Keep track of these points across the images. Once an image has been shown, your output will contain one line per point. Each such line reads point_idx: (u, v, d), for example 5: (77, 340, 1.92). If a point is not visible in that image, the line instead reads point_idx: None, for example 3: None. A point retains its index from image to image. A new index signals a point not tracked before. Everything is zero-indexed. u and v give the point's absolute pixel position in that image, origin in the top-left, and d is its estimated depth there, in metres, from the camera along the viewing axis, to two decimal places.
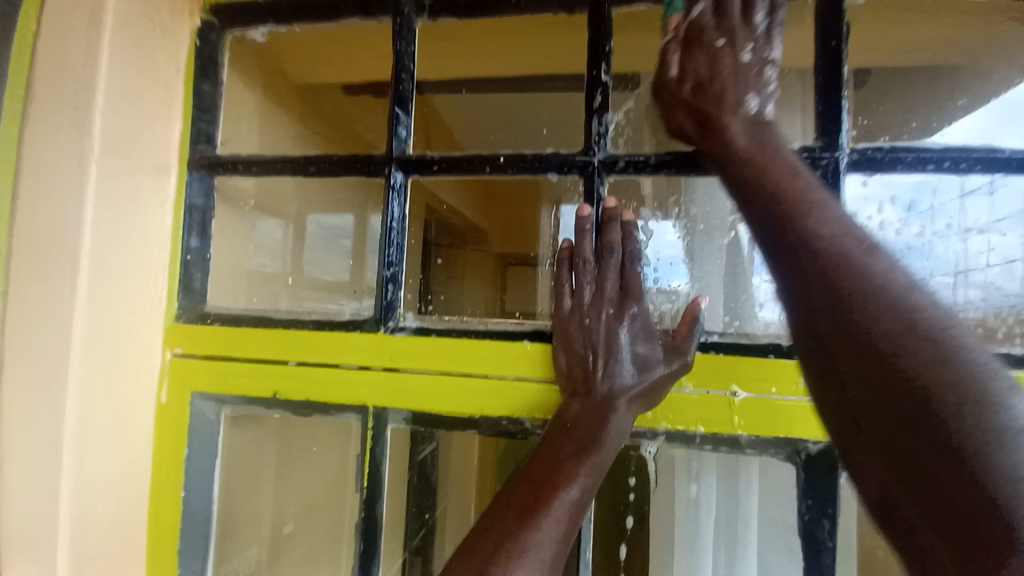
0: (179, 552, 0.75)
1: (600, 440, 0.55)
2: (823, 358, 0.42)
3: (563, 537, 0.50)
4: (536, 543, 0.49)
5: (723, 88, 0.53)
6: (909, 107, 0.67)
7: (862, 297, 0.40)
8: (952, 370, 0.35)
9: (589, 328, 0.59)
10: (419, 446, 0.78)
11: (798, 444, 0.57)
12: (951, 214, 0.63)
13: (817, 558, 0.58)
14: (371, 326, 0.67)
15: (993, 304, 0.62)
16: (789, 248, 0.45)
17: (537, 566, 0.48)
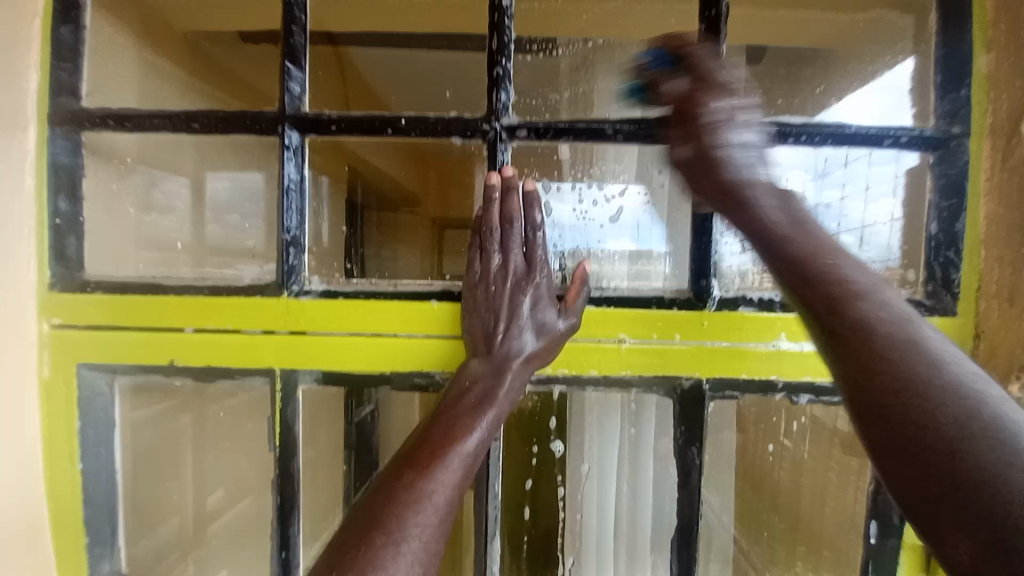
0: (83, 529, 0.73)
1: (496, 397, 0.60)
2: (872, 427, 0.38)
3: (458, 485, 0.53)
4: (432, 492, 0.51)
5: (739, 166, 0.58)
6: (784, 86, 0.74)
7: (914, 371, 0.37)
8: (1016, 454, 0.32)
9: (493, 295, 0.63)
10: (356, 408, 0.80)
11: (674, 381, 0.64)
12: (837, 179, 0.71)
13: (688, 476, 0.66)
14: (274, 290, 0.66)
15: (870, 255, 0.72)
16: (826, 304, 0.44)
17: (432, 510, 0.50)
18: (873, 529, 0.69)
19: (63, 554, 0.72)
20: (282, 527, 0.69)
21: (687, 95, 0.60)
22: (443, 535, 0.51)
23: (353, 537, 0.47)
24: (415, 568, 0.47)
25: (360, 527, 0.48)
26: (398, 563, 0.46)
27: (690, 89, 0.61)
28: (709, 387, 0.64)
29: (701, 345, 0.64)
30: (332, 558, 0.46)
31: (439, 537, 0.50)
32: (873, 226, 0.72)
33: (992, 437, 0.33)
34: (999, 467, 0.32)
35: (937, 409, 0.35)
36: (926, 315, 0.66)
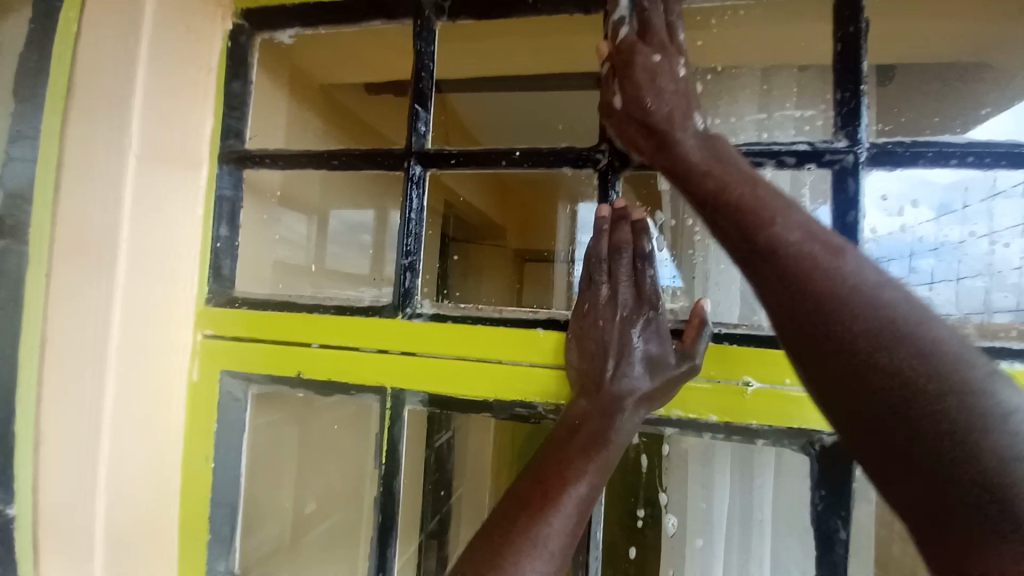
0: (207, 525, 0.79)
1: (607, 440, 0.56)
2: (799, 358, 0.41)
3: (572, 531, 0.51)
4: (545, 536, 0.49)
5: (670, 109, 0.54)
6: (927, 104, 0.66)
7: (820, 282, 0.41)
8: (901, 344, 0.37)
9: (602, 329, 0.61)
10: (436, 434, 0.81)
11: (812, 434, 0.57)
12: (983, 213, 0.62)
13: (829, 547, 0.57)
14: (391, 312, 0.70)
15: None
16: (738, 228, 0.46)
17: (546, 558, 0.48)
18: None
19: (190, 547, 0.79)
20: (382, 545, 0.69)
21: (621, 47, 0.57)
22: None
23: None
24: None
25: (478, 566, 0.48)
26: None
27: (635, 42, 0.57)
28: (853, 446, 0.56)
29: None
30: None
31: None
32: None
33: (947, 393, 0.34)
34: (955, 421, 0.34)
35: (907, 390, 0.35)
36: None
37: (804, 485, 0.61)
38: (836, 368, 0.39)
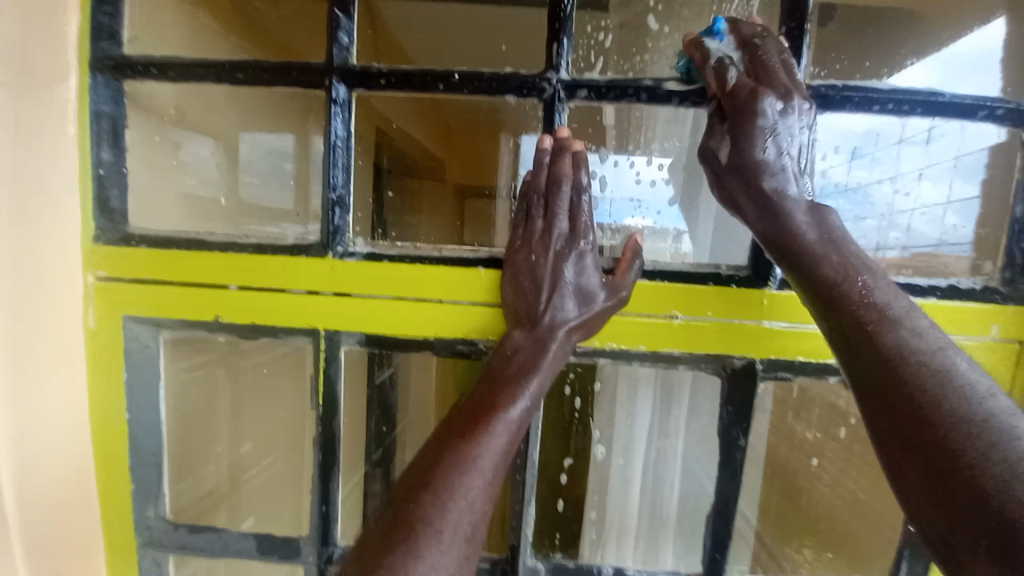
0: (130, 473, 0.74)
1: (540, 367, 0.57)
2: (881, 424, 0.45)
3: (504, 451, 0.53)
4: (479, 457, 0.51)
5: (776, 182, 0.54)
6: (858, 51, 0.69)
7: (909, 367, 0.45)
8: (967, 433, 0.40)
9: (535, 262, 0.60)
10: (378, 370, 0.82)
11: (726, 359, 0.62)
12: (887, 160, 0.67)
13: (731, 454, 0.64)
14: (318, 251, 0.64)
15: (912, 243, 0.68)
16: (842, 307, 0.50)
17: (480, 476, 0.50)
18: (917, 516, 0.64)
19: (112, 498, 0.75)
20: (323, 480, 0.70)
21: (735, 88, 0.54)
22: (490, 500, 0.51)
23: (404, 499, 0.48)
24: (463, 530, 0.47)
25: (414, 487, 0.49)
26: (448, 523, 0.47)
27: (746, 82, 0.54)
28: (762, 368, 0.62)
29: (757, 325, 0.61)
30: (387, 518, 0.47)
31: (488, 501, 0.50)
32: (911, 213, 0.68)
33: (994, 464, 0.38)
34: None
35: (975, 468, 0.39)
36: (1000, 304, 0.60)
37: (716, 403, 0.67)
38: (914, 441, 0.42)
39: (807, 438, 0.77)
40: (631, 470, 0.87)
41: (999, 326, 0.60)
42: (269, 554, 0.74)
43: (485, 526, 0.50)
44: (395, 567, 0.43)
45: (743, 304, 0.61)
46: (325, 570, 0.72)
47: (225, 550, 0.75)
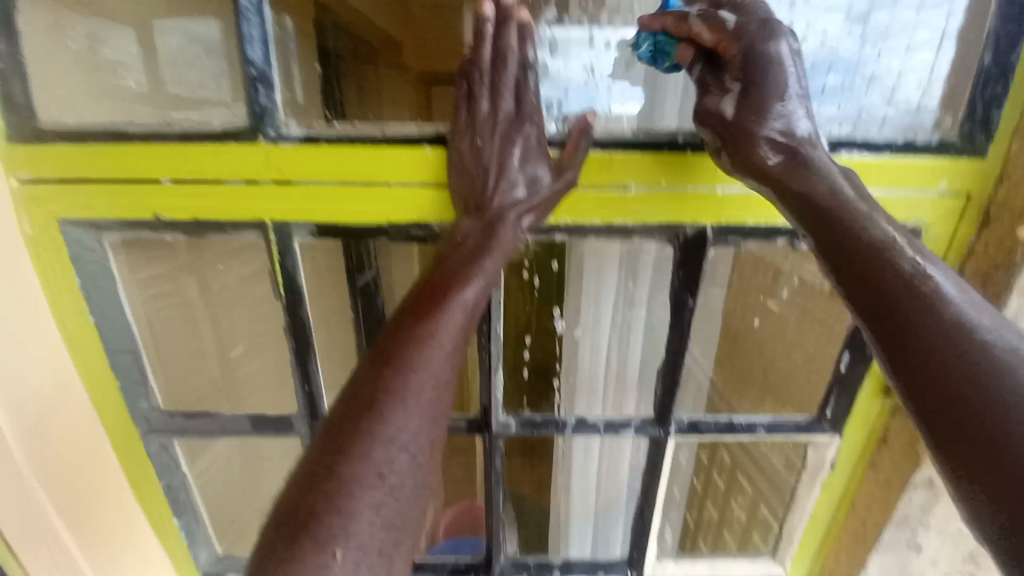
0: (114, 373, 0.78)
1: (495, 245, 0.57)
2: (909, 391, 0.44)
3: (461, 330, 0.54)
4: (436, 335, 0.52)
5: (796, 148, 0.53)
6: None
7: (932, 336, 0.43)
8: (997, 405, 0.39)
9: (480, 148, 0.57)
10: (357, 274, 0.79)
11: (678, 228, 0.63)
12: (876, 19, 0.61)
13: (681, 315, 0.69)
14: (249, 136, 0.59)
15: (889, 116, 0.61)
16: (869, 281, 0.47)
17: (438, 353, 0.52)
18: (846, 357, 0.73)
19: (104, 396, 0.79)
20: (300, 363, 0.73)
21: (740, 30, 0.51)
22: (450, 375, 0.53)
23: (368, 372, 0.50)
24: (426, 401, 0.50)
25: (374, 368, 0.50)
26: (410, 396, 0.49)
27: (731, 62, 0.53)
28: (712, 234, 0.63)
29: (710, 191, 0.61)
30: (354, 390, 0.50)
31: (449, 375, 0.53)
32: (895, 82, 0.62)
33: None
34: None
35: (1004, 439, 0.38)
36: (952, 157, 0.59)
37: (664, 273, 0.74)
38: (942, 406, 0.42)
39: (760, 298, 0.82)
40: (599, 342, 0.91)
41: (947, 180, 0.60)
42: (264, 429, 0.82)
43: (447, 393, 0.53)
44: (363, 434, 0.46)
45: (696, 170, 0.60)
46: None
47: (223, 430, 0.82)
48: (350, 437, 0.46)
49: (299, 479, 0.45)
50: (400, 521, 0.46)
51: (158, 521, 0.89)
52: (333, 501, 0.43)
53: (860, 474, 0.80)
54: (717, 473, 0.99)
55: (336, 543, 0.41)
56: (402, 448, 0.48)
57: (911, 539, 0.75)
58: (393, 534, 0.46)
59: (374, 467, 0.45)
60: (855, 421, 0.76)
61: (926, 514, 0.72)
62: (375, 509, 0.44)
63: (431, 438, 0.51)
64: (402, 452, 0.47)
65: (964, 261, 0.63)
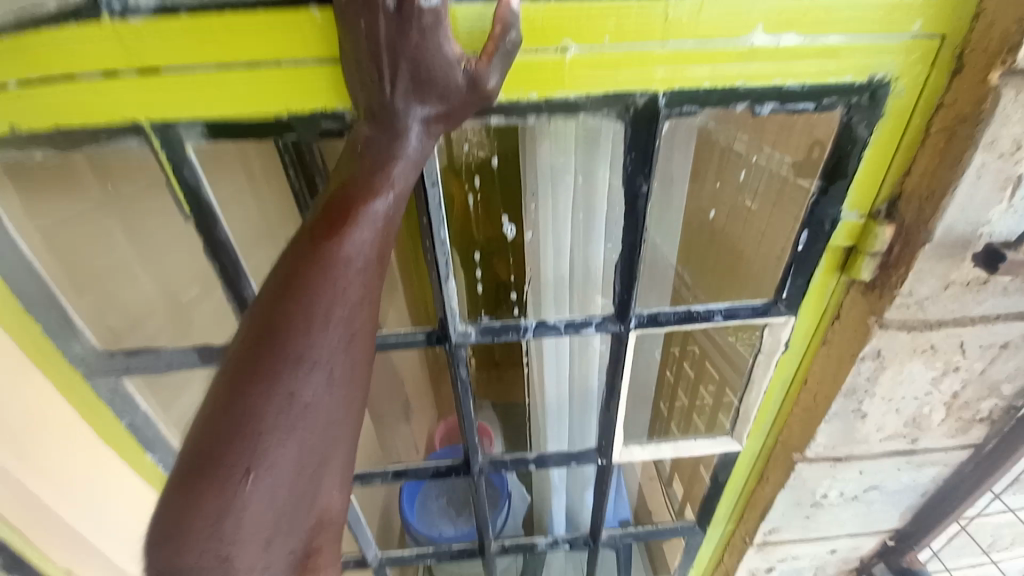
0: (32, 316, 0.72)
1: (399, 157, 0.49)
2: None
3: (375, 247, 0.49)
4: (344, 257, 0.47)
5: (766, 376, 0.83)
6: None
7: None
8: None
9: (367, 36, 0.44)
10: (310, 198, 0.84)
11: (627, 99, 0.55)
12: None
13: (635, 204, 0.64)
14: (88, 10, 0.47)
15: None
16: None
17: (348, 276, 0.47)
18: (803, 237, 0.69)
19: (31, 341, 0.74)
20: (234, 290, 0.68)
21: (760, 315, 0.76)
22: (368, 297, 0.49)
23: (269, 302, 0.46)
24: (338, 328, 0.47)
25: (278, 296, 0.46)
26: (319, 324, 0.46)
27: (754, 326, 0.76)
28: (664, 103, 0.56)
29: (661, 48, 0.52)
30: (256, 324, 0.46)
31: (364, 298, 0.49)
32: None
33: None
34: None
35: None
36: None
37: (603, 165, 0.73)
38: None
39: (714, 180, 0.81)
40: (564, 246, 0.83)
41: (926, 18, 0.53)
42: (216, 361, 0.79)
43: (366, 316, 0.50)
44: (272, 364, 0.45)
45: (644, 22, 0.51)
46: None
47: (171, 366, 0.79)
48: (255, 373, 0.45)
49: (209, 412, 0.45)
50: (317, 446, 0.48)
51: (134, 457, 0.89)
52: (243, 430, 0.44)
53: (813, 350, 0.82)
54: (688, 361, 1.05)
55: (249, 465, 0.44)
56: (311, 376, 0.46)
57: (858, 405, 0.79)
58: (312, 452, 0.47)
59: (280, 402, 0.45)
60: (812, 300, 0.75)
61: (873, 378, 0.76)
62: (285, 438, 0.46)
63: (347, 362, 0.48)
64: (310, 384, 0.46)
65: (933, 116, 0.58)
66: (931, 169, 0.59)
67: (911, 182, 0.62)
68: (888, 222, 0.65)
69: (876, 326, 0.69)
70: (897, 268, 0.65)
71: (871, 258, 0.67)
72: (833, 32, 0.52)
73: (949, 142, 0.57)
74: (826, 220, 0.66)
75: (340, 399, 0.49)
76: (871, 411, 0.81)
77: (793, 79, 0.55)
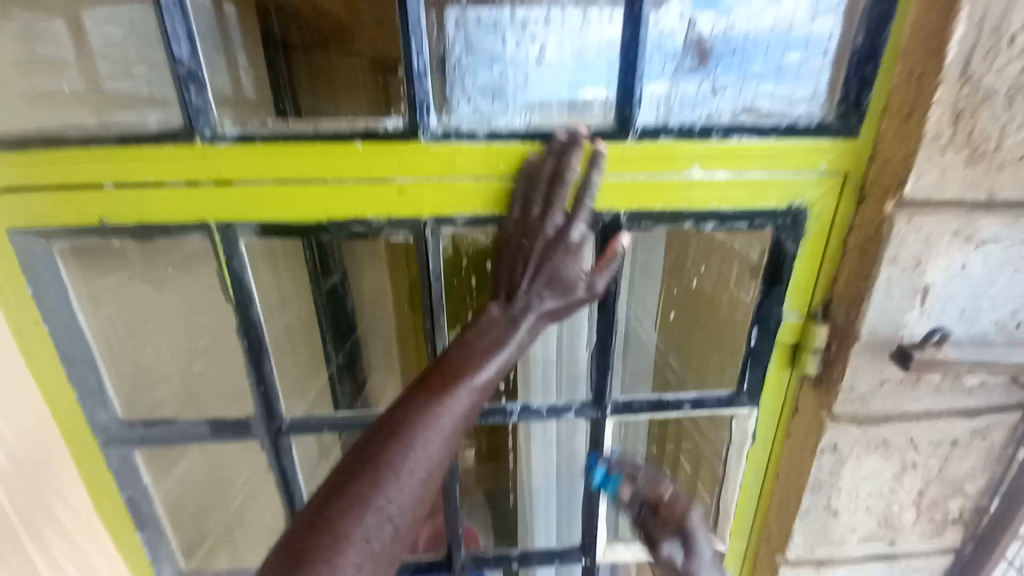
0: (69, 379, 0.80)
1: (508, 342, 0.65)
2: None
3: (465, 416, 0.61)
4: (442, 418, 0.59)
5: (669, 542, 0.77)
6: None
7: None
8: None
9: (526, 250, 0.65)
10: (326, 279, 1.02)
11: (597, 215, 0.69)
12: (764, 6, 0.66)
13: (605, 297, 0.76)
14: (186, 137, 0.62)
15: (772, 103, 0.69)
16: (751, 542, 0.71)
17: (440, 434, 0.58)
18: (754, 333, 0.79)
19: (61, 403, 0.81)
20: (254, 364, 0.77)
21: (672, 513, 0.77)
22: (449, 456, 0.60)
23: (380, 440, 0.56)
24: (419, 477, 0.56)
25: (384, 437, 0.56)
26: (409, 469, 0.55)
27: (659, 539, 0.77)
28: (626, 219, 0.69)
29: (622, 178, 0.67)
30: (357, 454, 0.56)
31: (444, 458, 0.59)
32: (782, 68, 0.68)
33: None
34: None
35: None
36: (829, 140, 0.67)
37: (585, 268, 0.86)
38: None
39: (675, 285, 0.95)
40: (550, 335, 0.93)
41: (826, 163, 0.68)
42: (221, 433, 0.84)
43: (441, 474, 0.59)
44: (365, 497, 0.52)
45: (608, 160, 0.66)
46: (277, 440, 0.84)
47: (181, 435, 0.85)
48: (341, 498, 0.52)
49: (300, 524, 0.51)
50: None
51: (121, 531, 0.90)
52: (325, 552, 0.48)
53: (780, 440, 0.88)
54: (683, 457, 1.06)
55: None
56: (390, 520, 0.53)
57: (827, 501, 0.82)
58: None
59: (361, 540, 0.50)
60: (770, 392, 0.83)
61: (835, 473, 0.80)
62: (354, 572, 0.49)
63: (417, 510, 0.56)
64: (387, 523, 0.52)
65: (847, 235, 0.72)
66: (852, 278, 0.71)
67: (838, 288, 0.74)
68: (824, 322, 0.76)
69: (828, 418, 0.76)
70: (837, 363, 0.74)
71: (815, 354, 0.77)
72: (754, 169, 0.67)
73: (861, 256, 0.70)
74: (771, 318, 0.78)
75: (400, 541, 0.54)
76: (842, 509, 0.84)
77: (727, 205, 0.69)
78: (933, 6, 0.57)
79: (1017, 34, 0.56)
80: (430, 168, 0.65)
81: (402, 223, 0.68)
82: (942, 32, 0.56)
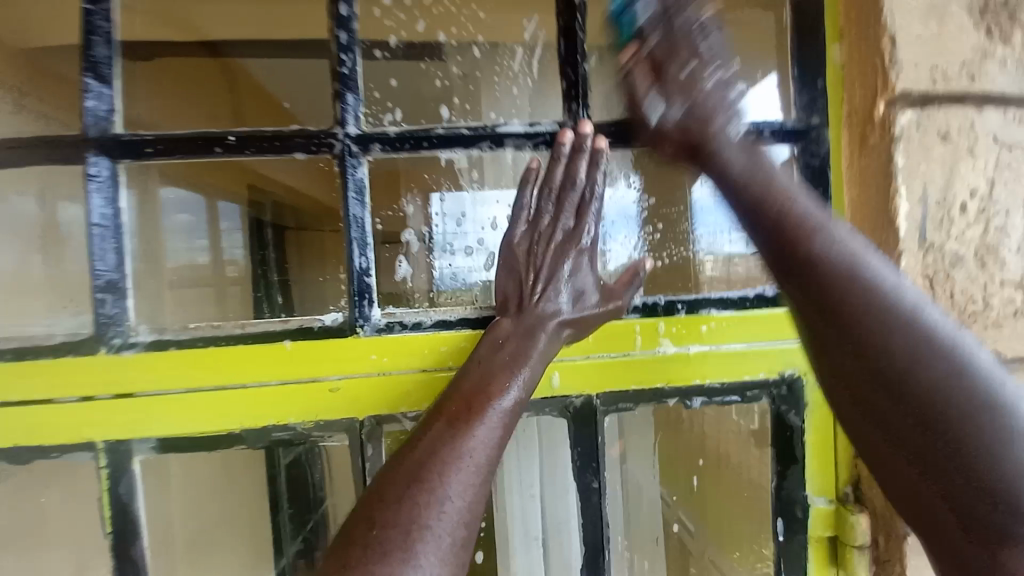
0: None
1: (529, 357, 0.54)
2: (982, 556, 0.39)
3: (497, 443, 0.49)
4: (471, 448, 0.47)
5: None
6: None
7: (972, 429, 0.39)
8: (933, 354, 0.41)
9: (534, 256, 0.58)
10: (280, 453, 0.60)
11: (564, 399, 0.61)
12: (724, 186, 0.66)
13: (587, 499, 0.63)
14: (91, 347, 0.55)
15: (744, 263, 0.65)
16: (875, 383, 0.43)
17: (472, 470, 0.46)
18: (779, 524, 0.64)
19: None
20: None
21: None
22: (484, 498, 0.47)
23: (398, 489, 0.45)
24: (457, 530, 0.44)
25: (404, 483, 0.45)
26: (439, 522, 0.43)
27: None
28: (599, 403, 0.61)
29: (588, 359, 0.61)
30: (371, 518, 0.43)
31: (481, 497, 0.46)
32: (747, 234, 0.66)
33: (982, 448, 0.39)
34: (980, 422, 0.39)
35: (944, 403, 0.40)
36: None
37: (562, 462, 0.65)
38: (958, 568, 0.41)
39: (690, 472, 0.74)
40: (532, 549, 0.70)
41: None
42: None
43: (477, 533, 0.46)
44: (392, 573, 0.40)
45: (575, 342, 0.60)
46: None
47: None
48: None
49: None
50: None
51: None
52: None
53: None
54: None
55: None
56: None
57: None
58: None
59: None
60: None
61: None
62: None
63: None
64: None
65: None
66: None
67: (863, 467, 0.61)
68: (861, 510, 0.61)
69: None
70: (891, 564, 0.59)
71: (862, 553, 0.61)
72: (727, 341, 0.62)
73: None
74: (795, 504, 0.63)
75: None
76: None
77: (712, 379, 0.62)
78: (867, 187, 0.60)
79: (962, 204, 0.57)
80: (366, 363, 0.57)
81: (335, 426, 0.58)
82: (886, 208, 0.57)
